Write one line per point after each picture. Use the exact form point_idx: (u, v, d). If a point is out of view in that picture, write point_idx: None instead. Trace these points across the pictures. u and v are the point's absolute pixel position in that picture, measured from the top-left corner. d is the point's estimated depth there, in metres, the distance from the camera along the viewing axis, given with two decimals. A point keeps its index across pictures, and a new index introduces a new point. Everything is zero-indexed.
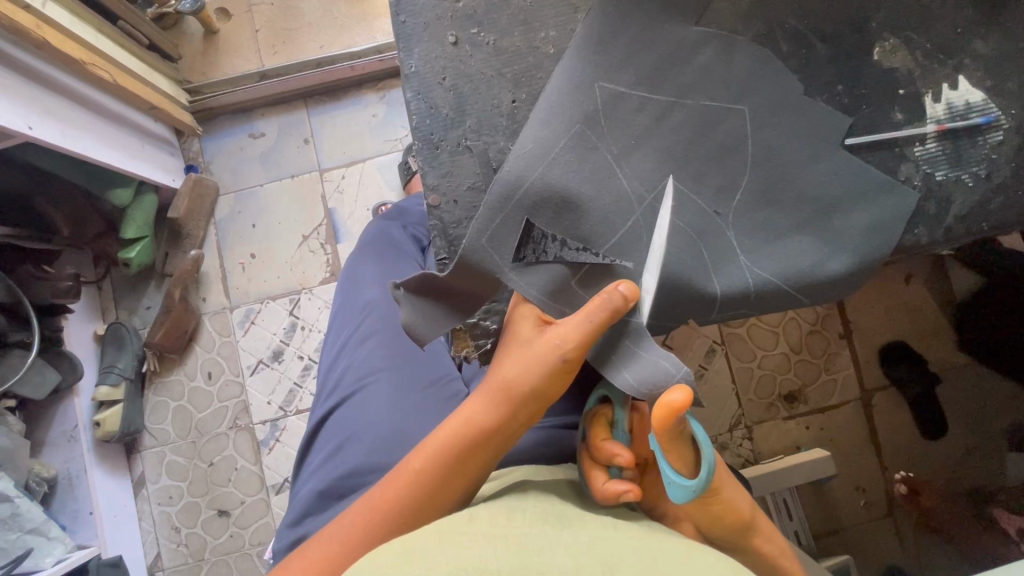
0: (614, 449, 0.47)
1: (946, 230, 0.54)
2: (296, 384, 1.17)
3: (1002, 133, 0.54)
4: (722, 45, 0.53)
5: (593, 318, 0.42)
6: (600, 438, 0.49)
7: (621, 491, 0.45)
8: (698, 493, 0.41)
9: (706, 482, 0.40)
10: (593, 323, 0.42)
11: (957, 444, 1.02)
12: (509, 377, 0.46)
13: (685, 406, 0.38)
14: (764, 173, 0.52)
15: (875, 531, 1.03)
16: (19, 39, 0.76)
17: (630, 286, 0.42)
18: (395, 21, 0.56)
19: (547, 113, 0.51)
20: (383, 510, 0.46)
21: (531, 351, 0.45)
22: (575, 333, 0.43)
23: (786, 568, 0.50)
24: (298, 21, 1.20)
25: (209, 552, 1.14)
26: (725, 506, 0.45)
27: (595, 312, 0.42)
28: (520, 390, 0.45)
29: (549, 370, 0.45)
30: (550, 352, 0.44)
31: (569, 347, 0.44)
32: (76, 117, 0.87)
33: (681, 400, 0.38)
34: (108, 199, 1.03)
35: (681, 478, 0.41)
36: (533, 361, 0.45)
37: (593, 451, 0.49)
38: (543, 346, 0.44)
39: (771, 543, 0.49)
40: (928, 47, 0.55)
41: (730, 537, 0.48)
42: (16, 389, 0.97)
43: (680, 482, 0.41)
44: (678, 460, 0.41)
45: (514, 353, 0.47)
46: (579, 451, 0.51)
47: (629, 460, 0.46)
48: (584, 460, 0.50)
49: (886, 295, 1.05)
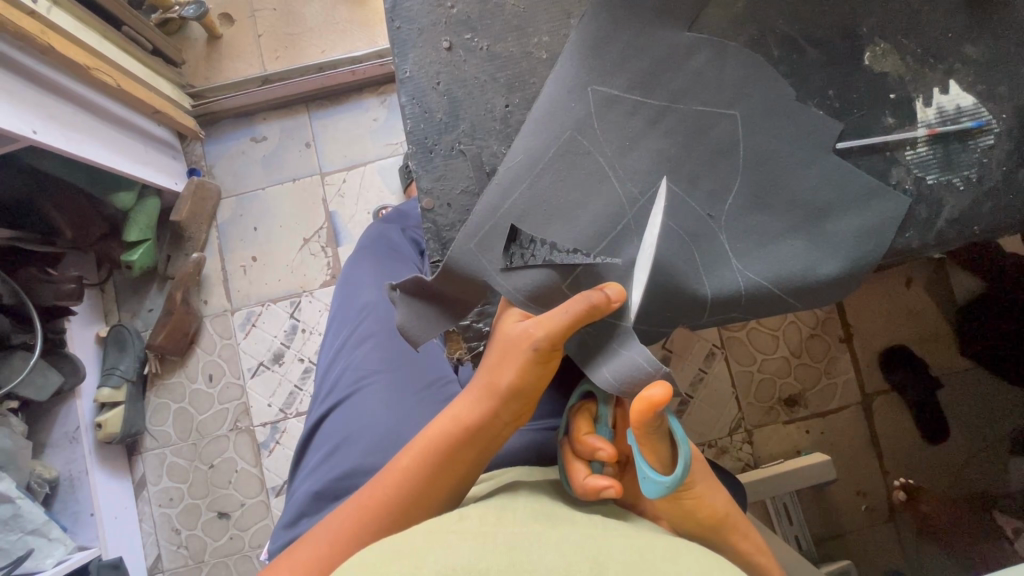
0: (596, 443, 0.47)
1: (937, 234, 0.54)
2: (296, 387, 1.17)
3: (994, 137, 0.54)
4: (715, 49, 0.53)
5: (572, 311, 0.43)
6: (583, 432, 0.49)
7: (602, 486, 0.46)
8: (672, 489, 0.41)
9: (680, 479, 0.40)
10: (572, 318, 0.43)
11: (957, 449, 1.01)
12: (492, 374, 0.46)
13: (664, 401, 0.38)
14: (757, 176, 0.53)
15: (875, 537, 1.02)
16: (25, 44, 0.77)
17: (617, 290, 0.44)
18: (391, 27, 0.57)
19: (540, 122, 0.52)
20: (374, 509, 0.47)
21: (512, 346, 0.45)
22: (553, 328, 0.43)
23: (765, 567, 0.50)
24: (300, 26, 1.21)
25: (209, 554, 1.15)
26: (697, 501, 0.47)
27: (574, 305, 0.43)
28: (503, 386, 0.46)
29: (531, 365, 0.45)
30: (530, 348, 0.44)
31: (548, 343, 0.44)
32: (79, 122, 0.88)
33: (660, 395, 0.38)
34: (112, 202, 1.04)
35: (657, 474, 0.42)
36: (514, 358, 0.45)
37: (576, 445, 0.49)
38: (523, 341, 0.45)
39: (748, 540, 0.50)
40: (919, 52, 0.55)
41: (705, 535, 0.48)
42: (18, 391, 0.98)
43: (655, 477, 0.41)
44: (654, 456, 0.42)
45: (496, 348, 0.47)
46: (563, 445, 0.51)
47: (609, 456, 0.46)
48: (566, 453, 0.50)
49: (885, 297, 1.05)
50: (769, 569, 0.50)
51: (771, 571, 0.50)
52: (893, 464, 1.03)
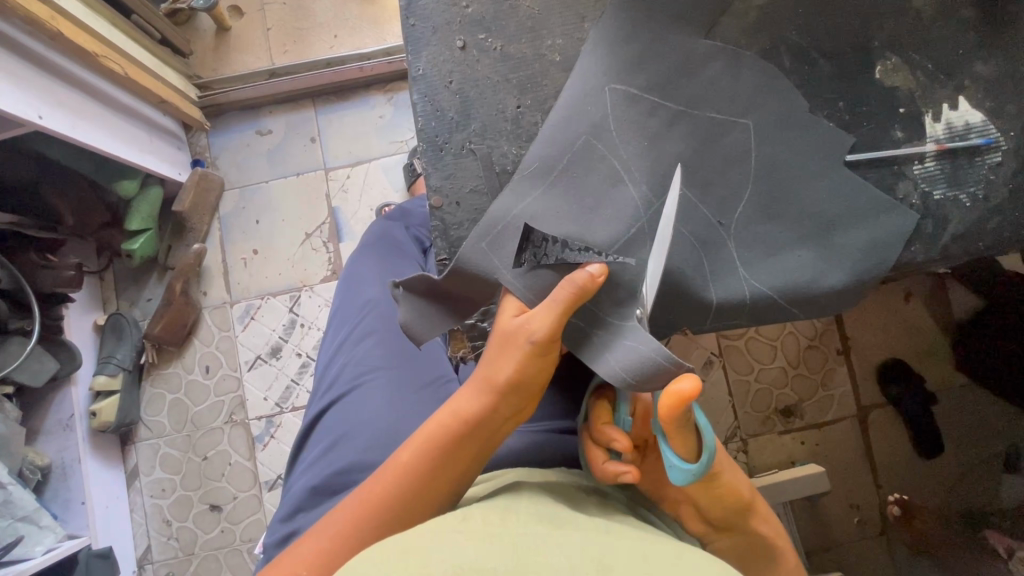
0: (613, 433, 0.48)
1: (942, 249, 0.54)
2: (293, 381, 1.17)
3: (1001, 155, 0.55)
4: (728, 58, 0.54)
5: (562, 297, 0.44)
6: (602, 421, 0.50)
7: (620, 471, 0.46)
8: (699, 476, 0.42)
9: (707, 467, 0.42)
10: (563, 305, 0.44)
11: (953, 465, 1.02)
12: (491, 368, 0.46)
13: (694, 395, 0.39)
14: (766, 187, 0.53)
15: (868, 551, 1.02)
16: (34, 29, 0.77)
17: (598, 266, 0.45)
18: (405, 24, 0.57)
19: (557, 125, 0.52)
20: (373, 506, 0.47)
21: (509, 340, 0.46)
22: (550, 319, 0.44)
23: (782, 550, 0.52)
24: (309, 21, 1.21)
25: (199, 547, 1.14)
26: (727, 488, 0.47)
27: (562, 290, 0.44)
28: (501, 380, 0.46)
29: (526, 357, 0.45)
30: (527, 341, 0.45)
31: (545, 335, 0.44)
32: (85, 108, 0.88)
33: (690, 388, 0.39)
34: (115, 190, 1.04)
35: (683, 461, 0.43)
36: (511, 351, 0.45)
37: (594, 433, 0.50)
38: (520, 334, 0.45)
39: (768, 524, 0.51)
40: (929, 68, 0.56)
41: (731, 520, 0.49)
42: (14, 376, 0.97)
43: (681, 465, 0.42)
44: (680, 445, 0.43)
45: (494, 342, 0.47)
46: (582, 434, 0.52)
47: (625, 445, 0.47)
48: (586, 442, 0.51)
49: (885, 311, 1.05)
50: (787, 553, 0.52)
51: (789, 556, 0.52)
52: (887, 477, 1.03)
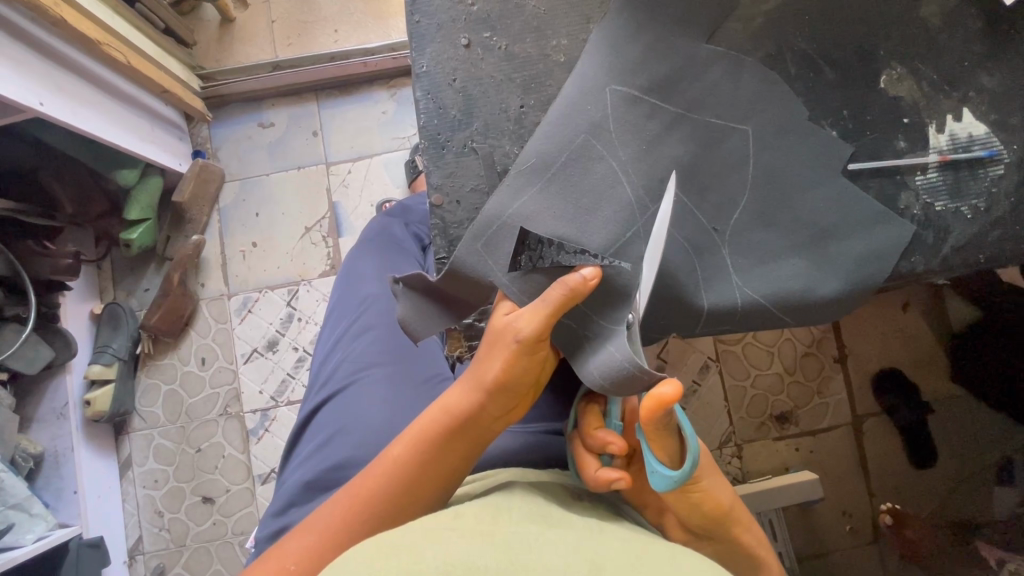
0: (608, 437, 0.47)
1: (942, 259, 0.54)
2: (289, 375, 1.16)
3: (1003, 168, 0.55)
4: (731, 63, 0.53)
5: (553, 299, 0.44)
6: (594, 426, 0.50)
7: (612, 478, 0.46)
8: (680, 483, 0.42)
9: (689, 473, 0.42)
10: (553, 306, 0.44)
11: (947, 474, 1.02)
12: (481, 366, 0.46)
13: (674, 399, 0.38)
14: (765, 194, 0.53)
15: (858, 559, 1.03)
16: (37, 15, 0.76)
17: (591, 269, 0.44)
18: (410, 20, 0.57)
19: (558, 123, 0.52)
20: (363, 501, 0.46)
21: (498, 338, 0.46)
22: (537, 319, 0.44)
23: (763, 558, 0.51)
24: (315, 14, 1.21)
25: (190, 539, 1.14)
26: (704, 494, 0.46)
27: (553, 292, 0.44)
28: (490, 378, 0.45)
29: (514, 356, 0.45)
30: (514, 340, 0.44)
31: (533, 334, 0.44)
32: (85, 95, 0.87)
33: (671, 393, 0.38)
34: (114, 178, 1.04)
35: (665, 468, 0.43)
36: (499, 350, 0.45)
37: (586, 438, 0.50)
38: (509, 332, 0.45)
39: (749, 532, 0.50)
40: (934, 78, 0.56)
41: (708, 526, 0.49)
42: (9, 363, 0.97)
43: (663, 471, 0.42)
44: (661, 451, 0.43)
45: (485, 340, 0.47)
46: (574, 439, 0.52)
47: (619, 449, 0.47)
48: (576, 447, 0.51)
49: (883, 320, 1.06)
50: (766, 560, 0.52)
51: (768, 563, 0.52)
52: (881, 486, 1.04)
